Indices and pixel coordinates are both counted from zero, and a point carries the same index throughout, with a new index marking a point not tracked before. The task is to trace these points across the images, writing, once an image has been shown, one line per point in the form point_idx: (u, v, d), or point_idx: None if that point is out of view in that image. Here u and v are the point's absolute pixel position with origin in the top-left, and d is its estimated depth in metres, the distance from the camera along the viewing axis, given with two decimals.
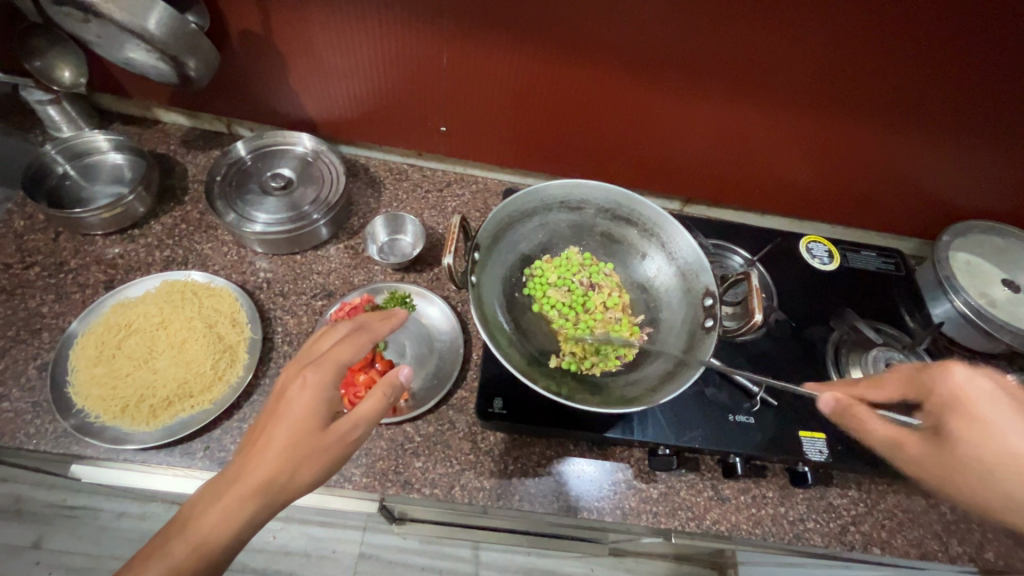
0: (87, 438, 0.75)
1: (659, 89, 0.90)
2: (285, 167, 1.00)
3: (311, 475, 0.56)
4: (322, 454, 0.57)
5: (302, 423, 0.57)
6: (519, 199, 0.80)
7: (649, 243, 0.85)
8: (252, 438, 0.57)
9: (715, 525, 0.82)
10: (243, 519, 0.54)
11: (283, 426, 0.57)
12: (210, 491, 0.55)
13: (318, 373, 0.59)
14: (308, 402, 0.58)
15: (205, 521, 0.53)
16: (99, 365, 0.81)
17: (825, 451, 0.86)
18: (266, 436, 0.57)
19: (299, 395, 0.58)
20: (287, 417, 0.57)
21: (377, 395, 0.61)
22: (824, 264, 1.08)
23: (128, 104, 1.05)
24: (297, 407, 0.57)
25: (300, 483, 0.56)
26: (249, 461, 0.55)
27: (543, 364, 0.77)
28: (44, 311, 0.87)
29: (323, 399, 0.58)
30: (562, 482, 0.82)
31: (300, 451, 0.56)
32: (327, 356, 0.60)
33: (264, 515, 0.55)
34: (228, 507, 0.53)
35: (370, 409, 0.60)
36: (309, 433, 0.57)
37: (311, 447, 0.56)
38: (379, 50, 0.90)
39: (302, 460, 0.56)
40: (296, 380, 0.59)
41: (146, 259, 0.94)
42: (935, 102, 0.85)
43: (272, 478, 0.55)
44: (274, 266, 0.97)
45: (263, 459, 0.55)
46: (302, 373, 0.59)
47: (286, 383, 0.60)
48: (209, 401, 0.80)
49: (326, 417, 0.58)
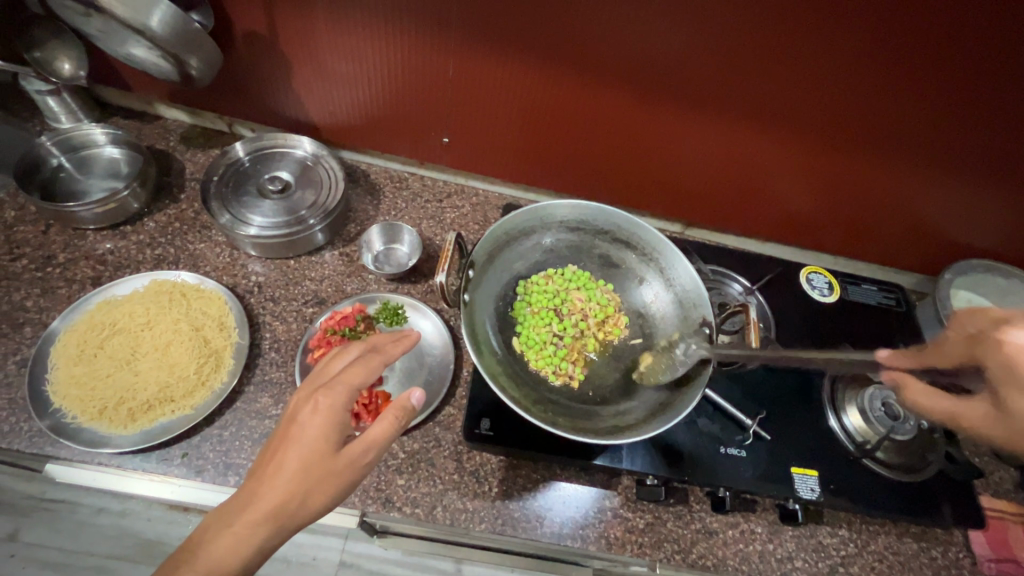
0: (62, 440, 0.73)
1: (663, 110, 0.89)
2: (283, 170, 0.99)
3: (323, 501, 0.54)
4: (334, 480, 0.54)
5: (314, 450, 0.54)
6: (518, 217, 0.78)
7: (648, 267, 0.83)
8: (263, 463, 0.55)
9: (701, 559, 0.80)
10: (253, 547, 0.51)
11: (294, 452, 0.54)
12: (219, 516, 0.52)
13: (329, 397, 0.56)
14: (320, 426, 0.55)
15: (212, 549, 0.50)
16: (80, 364, 0.79)
17: (817, 489, 0.84)
18: (276, 462, 0.54)
19: (309, 420, 0.55)
20: (297, 441, 0.54)
21: (390, 418, 0.58)
22: (824, 296, 1.06)
23: (129, 98, 1.04)
24: (308, 433, 0.54)
25: (311, 509, 0.53)
26: (258, 488, 0.53)
27: (530, 386, 0.74)
28: (28, 305, 0.85)
29: (336, 424, 0.55)
30: (545, 506, 0.81)
31: (311, 478, 0.53)
32: (339, 378, 0.58)
33: (274, 542, 0.53)
34: (237, 534, 0.51)
35: (382, 433, 0.57)
36: (320, 459, 0.54)
37: (323, 473, 0.54)
38: (386, 60, 0.90)
39: (313, 486, 0.53)
40: (307, 405, 0.56)
41: (136, 256, 0.92)
42: (935, 140, 0.85)
43: (283, 505, 0.52)
44: (267, 270, 0.95)
45: (273, 486, 0.52)
46: (314, 397, 0.56)
47: (297, 407, 0.57)
48: (190, 406, 0.78)
49: (337, 442, 0.55)
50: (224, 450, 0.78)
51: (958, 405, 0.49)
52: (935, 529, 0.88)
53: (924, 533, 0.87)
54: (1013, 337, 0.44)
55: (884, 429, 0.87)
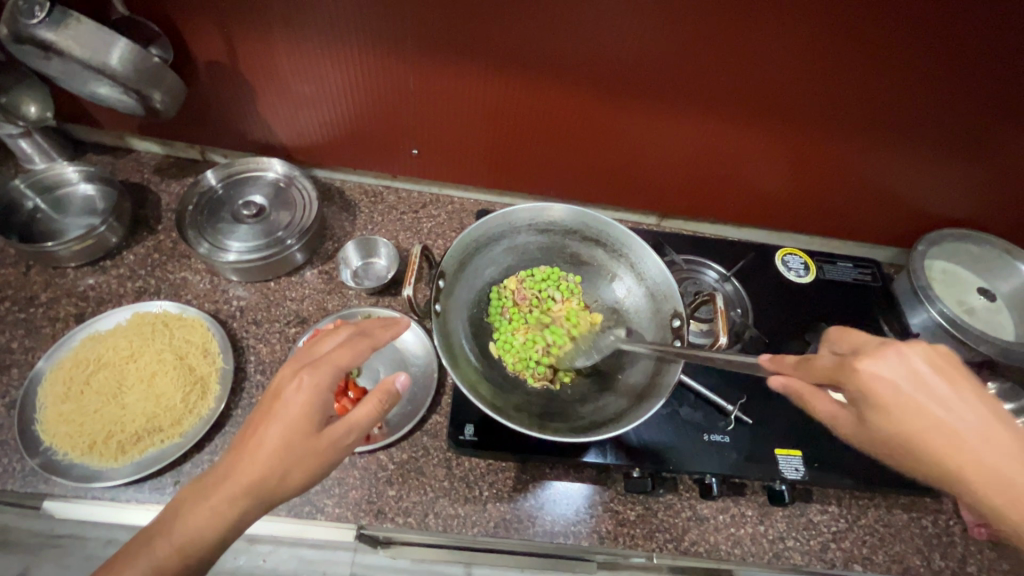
0: (54, 477, 0.75)
1: (626, 106, 0.91)
2: (256, 195, 1.00)
3: (302, 478, 0.53)
4: (315, 459, 0.54)
5: (296, 427, 0.54)
6: (486, 224, 0.79)
7: (619, 263, 0.83)
8: (243, 438, 0.55)
9: (693, 546, 0.81)
10: (229, 520, 0.52)
11: (276, 428, 0.54)
12: (197, 491, 0.53)
13: (314, 376, 0.56)
14: (302, 404, 0.55)
15: (189, 520, 0.52)
16: (67, 402, 0.80)
17: (801, 468, 0.85)
18: (257, 438, 0.54)
19: (293, 397, 0.55)
20: (280, 417, 0.54)
21: (373, 402, 0.58)
22: (800, 277, 1.07)
23: (100, 134, 1.05)
24: (291, 410, 0.54)
25: (289, 487, 0.53)
26: (237, 462, 0.53)
27: (508, 391, 0.76)
28: (14, 347, 0.86)
29: (319, 404, 0.55)
30: (537, 505, 0.82)
31: (291, 455, 0.53)
32: (325, 359, 0.58)
33: (249, 518, 0.53)
34: (214, 509, 0.52)
35: (364, 415, 0.57)
36: (302, 437, 0.54)
37: (304, 451, 0.54)
38: (349, 77, 0.91)
39: (293, 463, 0.53)
40: (291, 383, 0.56)
41: (118, 290, 0.93)
42: (893, 115, 0.86)
43: (262, 480, 0.52)
44: (248, 294, 0.96)
45: (253, 461, 0.52)
46: (299, 375, 0.56)
47: (281, 384, 0.57)
48: (179, 434, 0.79)
49: (319, 421, 0.55)
50: None
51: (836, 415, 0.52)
52: (924, 499, 0.89)
53: (914, 503, 0.89)
54: (867, 366, 0.47)
55: None
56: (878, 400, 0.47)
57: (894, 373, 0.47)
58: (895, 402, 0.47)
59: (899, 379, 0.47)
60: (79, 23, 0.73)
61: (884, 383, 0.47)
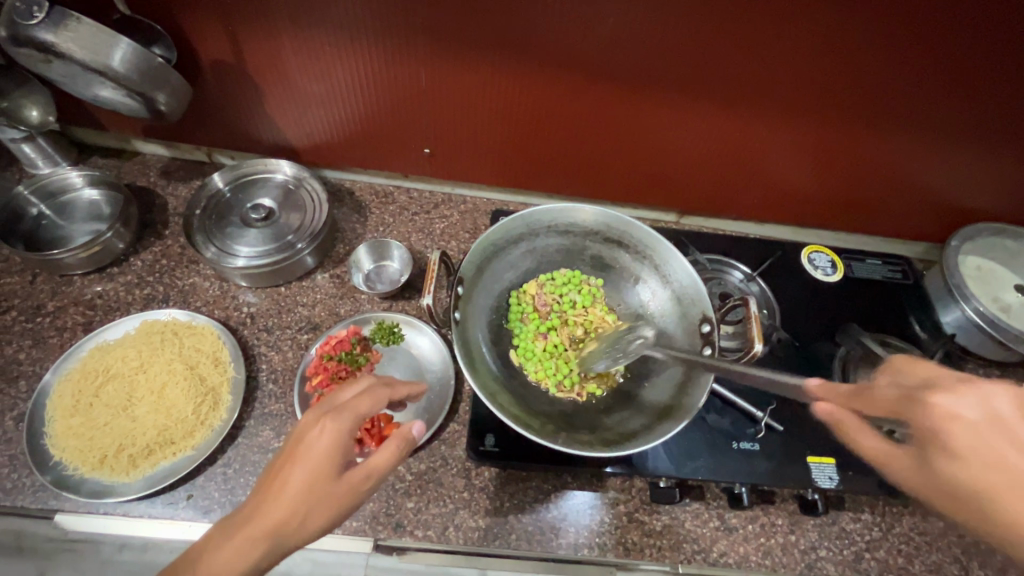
0: (65, 493, 0.73)
1: (646, 100, 0.87)
2: (265, 197, 0.97)
3: (322, 523, 0.52)
4: (336, 502, 0.53)
5: (320, 469, 0.52)
6: (505, 227, 0.75)
7: (643, 266, 0.80)
8: (269, 478, 0.53)
9: (722, 557, 0.79)
10: (247, 566, 0.49)
11: (300, 469, 0.52)
12: (220, 529, 0.51)
13: (340, 417, 0.55)
14: (327, 446, 0.53)
15: (211, 561, 0.49)
16: (76, 414, 0.78)
17: (835, 477, 0.82)
18: (282, 478, 0.52)
19: (319, 439, 0.53)
20: (304, 460, 0.53)
21: (391, 447, 0.57)
22: (827, 275, 1.03)
23: (105, 137, 1.03)
24: (316, 452, 0.53)
25: (309, 531, 0.52)
26: (261, 505, 0.51)
27: (530, 400, 0.73)
28: (22, 358, 0.84)
29: (343, 445, 0.54)
30: (559, 516, 0.80)
31: (314, 498, 0.52)
32: (350, 403, 0.56)
33: (267, 564, 0.51)
34: (236, 550, 0.49)
35: (384, 460, 0.56)
36: (324, 480, 0.52)
37: (325, 493, 0.52)
38: (359, 75, 0.88)
39: (315, 506, 0.52)
40: (314, 426, 0.54)
41: (126, 298, 0.91)
42: (928, 106, 0.82)
43: (284, 522, 0.51)
44: (259, 300, 0.94)
45: (277, 504, 0.51)
46: (325, 416, 0.55)
47: (307, 425, 0.55)
48: (191, 446, 0.77)
49: (343, 464, 0.54)
50: (230, 488, 0.77)
51: (894, 453, 0.51)
52: None
53: None
54: (941, 401, 0.46)
55: None
56: (948, 442, 0.45)
57: (968, 412, 0.45)
58: (969, 447, 0.44)
59: (967, 416, 0.45)
60: (79, 23, 0.70)
61: (959, 423, 0.45)
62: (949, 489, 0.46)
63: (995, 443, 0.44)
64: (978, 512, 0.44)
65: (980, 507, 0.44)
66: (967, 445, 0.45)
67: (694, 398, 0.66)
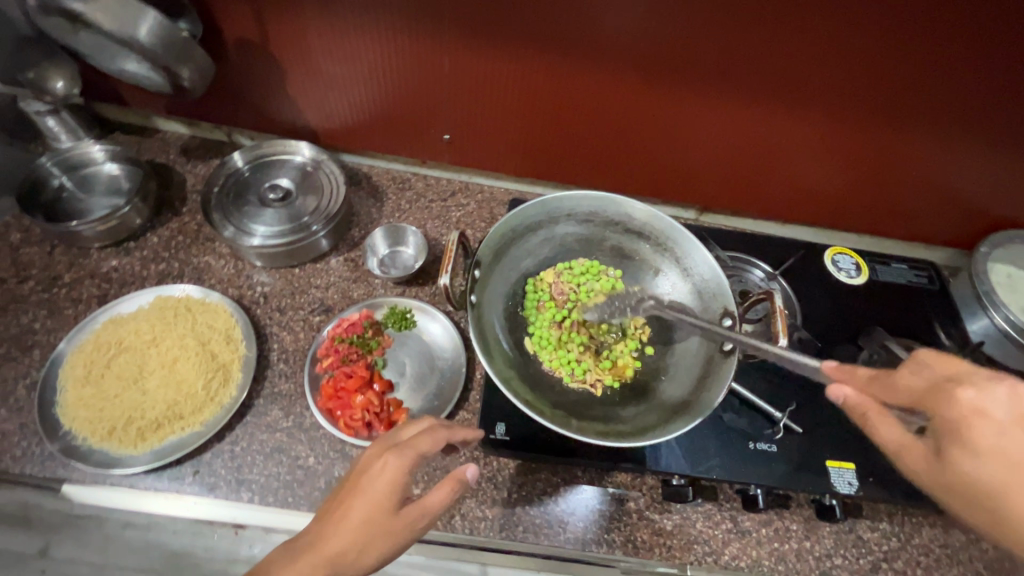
0: (73, 462, 0.72)
1: (671, 94, 0.86)
2: (284, 178, 0.97)
3: (375, 559, 0.51)
4: (390, 538, 0.52)
5: (379, 504, 0.52)
6: (524, 212, 0.74)
7: (663, 258, 0.78)
8: (331, 506, 0.54)
9: (733, 561, 0.76)
10: None
11: (360, 502, 0.52)
12: (281, 552, 0.51)
13: (400, 456, 0.54)
14: (386, 482, 0.53)
15: None
16: (88, 385, 0.78)
17: (854, 483, 0.79)
18: (344, 507, 0.53)
19: (378, 474, 0.53)
20: (363, 493, 0.53)
21: (446, 488, 0.56)
22: (851, 277, 1.00)
23: (128, 113, 1.04)
24: (375, 486, 0.53)
25: (362, 565, 0.51)
26: (321, 532, 0.52)
27: (543, 388, 0.71)
28: (36, 327, 0.84)
29: (402, 483, 0.54)
30: (567, 510, 0.78)
31: (371, 533, 0.52)
32: (410, 441, 0.56)
33: None
34: None
35: (439, 502, 0.55)
36: (381, 514, 0.52)
37: (382, 528, 0.52)
38: (382, 58, 0.87)
39: (370, 540, 0.51)
40: (376, 460, 0.54)
41: (141, 272, 0.91)
42: (963, 109, 0.80)
43: (342, 553, 0.51)
44: (272, 280, 0.93)
45: (336, 533, 0.51)
46: (386, 452, 0.55)
47: (369, 460, 0.56)
48: (199, 422, 0.77)
49: (400, 501, 0.53)
50: (236, 466, 0.76)
51: (906, 444, 0.52)
52: None
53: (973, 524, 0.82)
54: (965, 397, 0.47)
55: None
56: (969, 437, 0.46)
57: (997, 412, 0.46)
58: (981, 445, 0.46)
59: (996, 417, 0.46)
60: None
61: (986, 423, 0.46)
62: (962, 488, 0.46)
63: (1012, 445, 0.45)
64: (980, 510, 0.46)
65: (982, 506, 0.45)
66: (988, 445, 0.45)
67: (712, 395, 0.64)
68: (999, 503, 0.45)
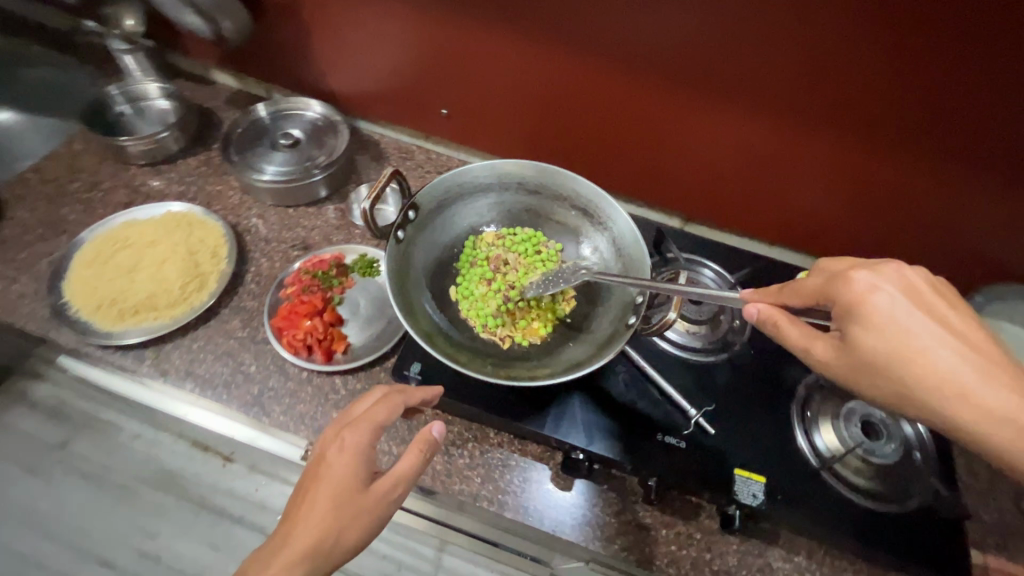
0: (63, 325, 0.85)
1: (649, 90, 0.88)
2: (296, 127, 1.08)
3: (354, 539, 0.53)
4: (364, 515, 0.54)
5: (345, 486, 0.54)
6: (472, 171, 0.79)
7: (600, 236, 0.80)
8: (296, 503, 0.55)
9: (623, 552, 0.75)
10: None
11: (326, 488, 0.54)
12: (261, 554, 0.52)
13: (356, 434, 0.57)
14: (348, 465, 0.55)
15: None
16: (92, 269, 0.91)
17: (760, 495, 0.73)
18: (309, 498, 0.54)
19: (338, 456, 0.56)
20: (329, 478, 0.55)
21: (414, 452, 0.58)
22: None
23: (191, 63, 1.21)
24: (338, 470, 0.55)
25: (343, 547, 0.52)
26: (292, 527, 0.53)
27: (454, 332, 0.76)
28: (71, 218, 1.00)
29: (364, 457, 0.56)
30: (471, 465, 0.80)
31: (341, 517, 0.53)
32: (366, 416, 0.59)
33: None
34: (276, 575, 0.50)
35: (408, 467, 0.57)
36: (349, 494, 0.54)
37: (354, 508, 0.54)
38: (393, 30, 0.98)
39: (347, 521, 0.53)
40: (333, 443, 0.57)
41: (164, 190, 1.06)
42: (951, 134, 0.75)
43: (319, 541, 0.52)
44: (269, 215, 1.04)
45: (307, 525, 0.52)
46: (341, 435, 0.57)
47: (325, 446, 0.58)
48: (169, 316, 0.87)
49: (366, 479, 0.56)
50: (190, 359, 0.86)
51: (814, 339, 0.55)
52: None
53: None
54: (860, 278, 0.53)
55: (854, 445, 0.76)
56: (867, 314, 0.51)
57: (887, 286, 0.52)
58: (883, 318, 0.51)
59: (887, 290, 0.52)
60: None
61: (882, 295, 0.51)
62: (870, 362, 0.51)
63: (905, 311, 0.51)
64: (898, 383, 0.50)
65: (903, 376, 0.50)
66: (881, 317, 0.51)
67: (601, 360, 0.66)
68: (906, 369, 0.50)
